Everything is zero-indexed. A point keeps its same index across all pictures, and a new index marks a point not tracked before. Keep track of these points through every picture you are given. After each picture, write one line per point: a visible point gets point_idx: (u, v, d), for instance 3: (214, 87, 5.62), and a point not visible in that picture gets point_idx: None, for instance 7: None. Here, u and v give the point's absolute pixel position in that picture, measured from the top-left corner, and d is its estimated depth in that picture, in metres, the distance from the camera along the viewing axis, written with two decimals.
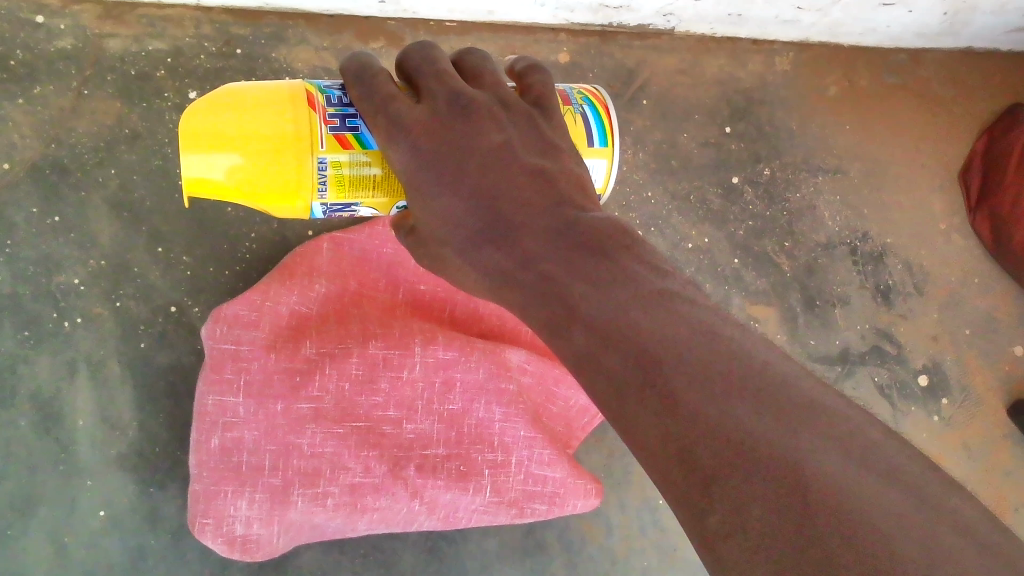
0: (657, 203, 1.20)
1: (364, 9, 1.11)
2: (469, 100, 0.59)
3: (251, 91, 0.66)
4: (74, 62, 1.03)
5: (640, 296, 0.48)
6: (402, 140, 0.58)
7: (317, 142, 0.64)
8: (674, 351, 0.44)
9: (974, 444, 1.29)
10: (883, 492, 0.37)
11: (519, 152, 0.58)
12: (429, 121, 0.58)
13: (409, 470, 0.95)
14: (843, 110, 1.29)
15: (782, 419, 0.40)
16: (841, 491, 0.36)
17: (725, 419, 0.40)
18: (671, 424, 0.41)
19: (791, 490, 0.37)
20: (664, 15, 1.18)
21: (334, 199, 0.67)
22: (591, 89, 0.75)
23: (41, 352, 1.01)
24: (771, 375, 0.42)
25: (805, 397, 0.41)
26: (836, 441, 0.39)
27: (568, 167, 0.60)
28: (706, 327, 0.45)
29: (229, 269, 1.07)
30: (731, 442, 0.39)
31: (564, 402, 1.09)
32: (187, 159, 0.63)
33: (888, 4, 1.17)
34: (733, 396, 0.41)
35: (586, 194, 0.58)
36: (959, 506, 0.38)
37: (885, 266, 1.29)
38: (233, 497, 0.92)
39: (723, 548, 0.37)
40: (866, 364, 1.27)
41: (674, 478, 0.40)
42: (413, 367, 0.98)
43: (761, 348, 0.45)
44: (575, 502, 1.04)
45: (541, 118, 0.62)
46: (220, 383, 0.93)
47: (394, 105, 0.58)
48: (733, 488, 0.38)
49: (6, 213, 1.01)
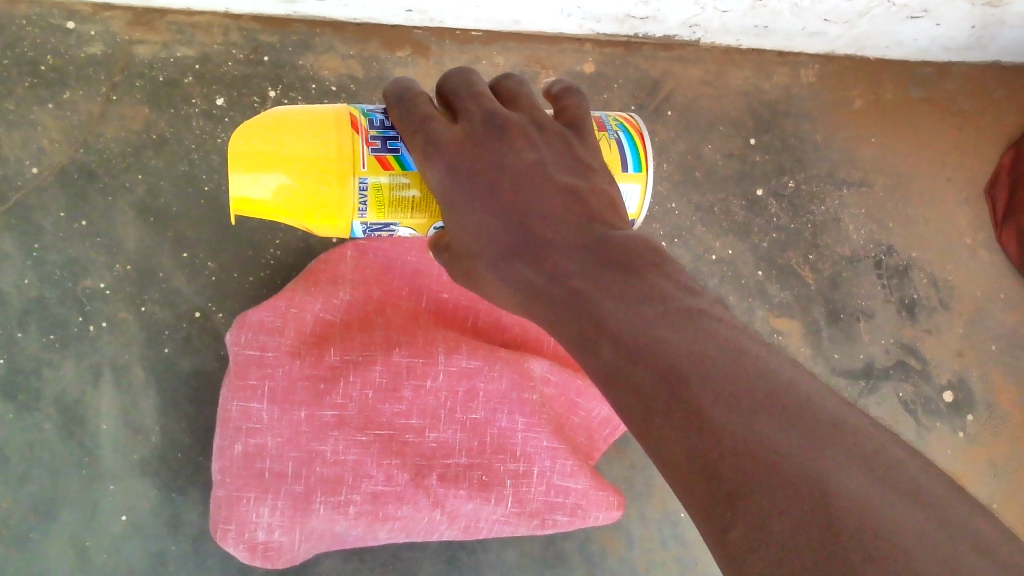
0: (681, 214, 1.19)
1: (391, 17, 1.12)
2: (504, 121, 0.59)
3: (300, 115, 0.67)
4: (104, 68, 1.04)
5: (668, 316, 0.46)
6: (438, 158, 0.58)
7: (358, 164, 0.65)
8: (696, 366, 0.43)
9: (999, 461, 1.27)
10: (906, 510, 0.35)
11: (551, 170, 0.58)
12: (464, 140, 0.58)
13: (431, 478, 0.95)
14: (869, 123, 1.29)
15: (812, 440, 0.38)
16: (867, 507, 0.35)
17: (753, 440, 0.39)
18: (696, 443, 0.40)
19: (817, 509, 0.35)
20: (690, 26, 1.18)
21: (374, 218, 0.67)
22: (627, 117, 0.76)
23: (66, 355, 1.01)
24: (797, 397, 0.41)
25: (831, 416, 0.39)
26: (860, 462, 0.37)
27: (599, 186, 0.59)
28: (737, 349, 0.44)
29: (253, 274, 1.07)
30: (757, 461, 0.38)
31: (586, 413, 1.09)
32: (237, 178, 0.65)
33: (916, 17, 1.17)
34: (760, 418, 0.39)
35: (616, 214, 0.58)
36: (982, 527, 0.35)
37: (910, 280, 1.28)
38: (255, 503, 0.92)
39: (748, 566, 0.36)
40: (890, 379, 1.25)
41: (703, 499, 0.39)
42: (436, 375, 0.97)
43: (789, 368, 0.43)
44: (597, 514, 1.03)
45: (575, 141, 0.62)
46: (244, 390, 0.93)
47: (432, 125, 0.59)
48: (756, 506, 0.37)
49: (34, 217, 1.01)
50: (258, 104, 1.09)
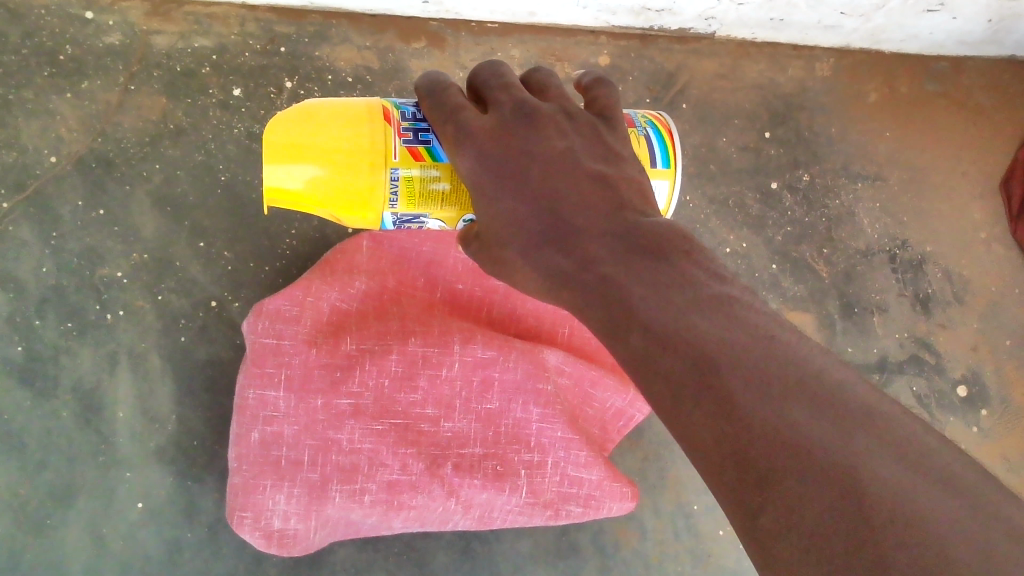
0: (696, 207, 1.20)
1: (407, 9, 1.13)
2: (533, 109, 0.60)
3: (333, 108, 0.68)
4: (121, 58, 1.05)
5: (698, 302, 0.46)
6: (469, 147, 0.58)
7: (390, 155, 0.65)
8: (721, 347, 0.43)
9: (1013, 455, 1.26)
10: (938, 494, 0.35)
11: (580, 157, 0.59)
12: (493, 129, 0.58)
13: (446, 468, 0.95)
14: (883, 117, 1.28)
15: (840, 423, 0.38)
16: (898, 490, 0.35)
17: (779, 420, 0.39)
18: (726, 424, 0.40)
19: (847, 491, 0.36)
20: (705, 19, 1.18)
21: (405, 210, 0.67)
22: (655, 114, 0.76)
23: (84, 343, 1.02)
24: (827, 380, 0.41)
25: (862, 403, 0.39)
26: (891, 446, 0.37)
27: (629, 175, 0.59)
28: (766, 335, 0.43)
29: (269, 263, 1.08)
30: (787, 444, 0.38)
31: (600, 404, 1.08)
32: (270, 168, 0.65)
33: (933, 10, 1.16)
34: (789, 400, 0.40)
35: (646, 201, 0.58)
36: (1015, 514, 0.35)
37: (924, 274, 1.27)
38: (272, 490, 0.92)
39: (777, 547, 0.36)
40: (904, 373, 1.25)
41: (732, 482, 0.39)
42: (452, 365, 0.97)
43: (819, 356, 0.43)
44: (610, 505, 1.03)
45: (604, 128, 0.62)
46: (261, 378, 0.93)
47: (462, 114, 0.59)
48: (786, 488, 0.37)
49: (52, 206, 1.02)
50: (274, 95, 1.09)
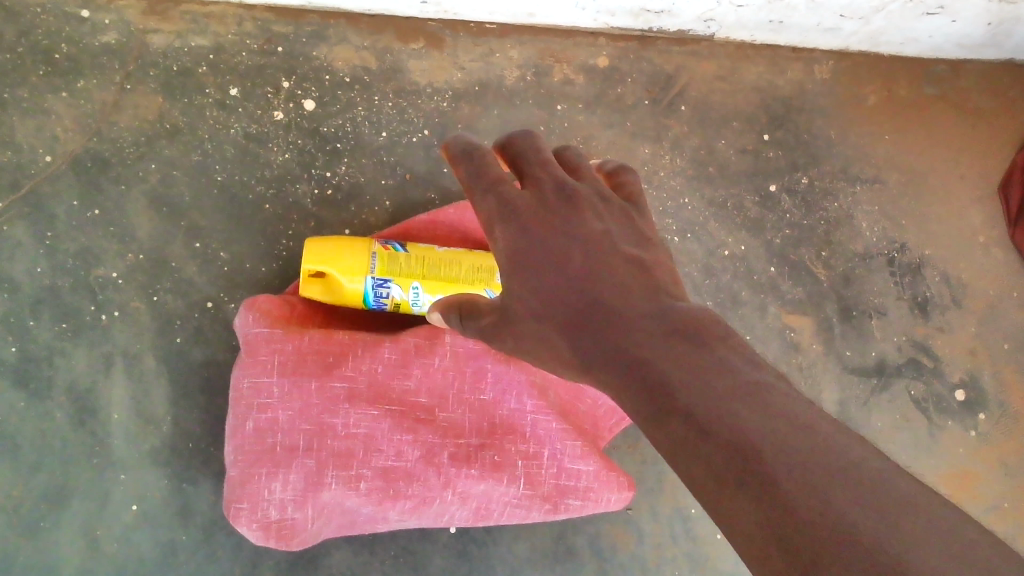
0: (694, 209, 1.20)
1: (405, 9, 1.12)
2: (572, 190, 0.61)
3: None
4: (117, 57, 1.06)
5: (725, 373, 0.45)
6: (508, 222, 0.59)
7: None
8: (749, 419, 0.41)
9: (1012, 460, 1.24)
10: (969, 560, 0.33)
11: (617, 241, 0.59)
12: (533, 208, 0.59)
13: (442, 457, 0.94)
14: (882, 119, 1.28)
15: (865, 485, 0.37)
16: (927, 552, 0.33)
17: (802, 478, 0.37)
18: (747, 483, 0.39)
19: (874, 551, 0.34)
20: (704, 21, 1.18)
21: None
22: None
23: (79, 343, 1.01)
24: (850, 447, 0.39)
25: (885, 472, 0.38)
26: (918, 509, 0.36)
27: (662, 260, 0.59)
28: (790, 406, 0.42)
29: (266, 264, 1.06)
30: (809, 502, 0.36)
31: (593, 402, 1.07)
32: None
33: (932, 13, 1.16)
34: (835, 485, 0.37)
35: (681, 285, 0.57)
36: None
37: (923, 278, 1.26)
38: (267, 479, 0.89)
39: None
40: (902, 376, 1.23)
41: (753, 540, 0.37)
42: (446, 354, 0.97)
43: (841, 428, 0.41)
44: (609, 496, 1.02)
45: (637, 215, 0.63)
46: (255, 365, 0.92)
47: (501, 188, 0.61)
48: (809, 544, 0.35)
49: (47, 205, 1.02)
50: (271, 95, 1.09)
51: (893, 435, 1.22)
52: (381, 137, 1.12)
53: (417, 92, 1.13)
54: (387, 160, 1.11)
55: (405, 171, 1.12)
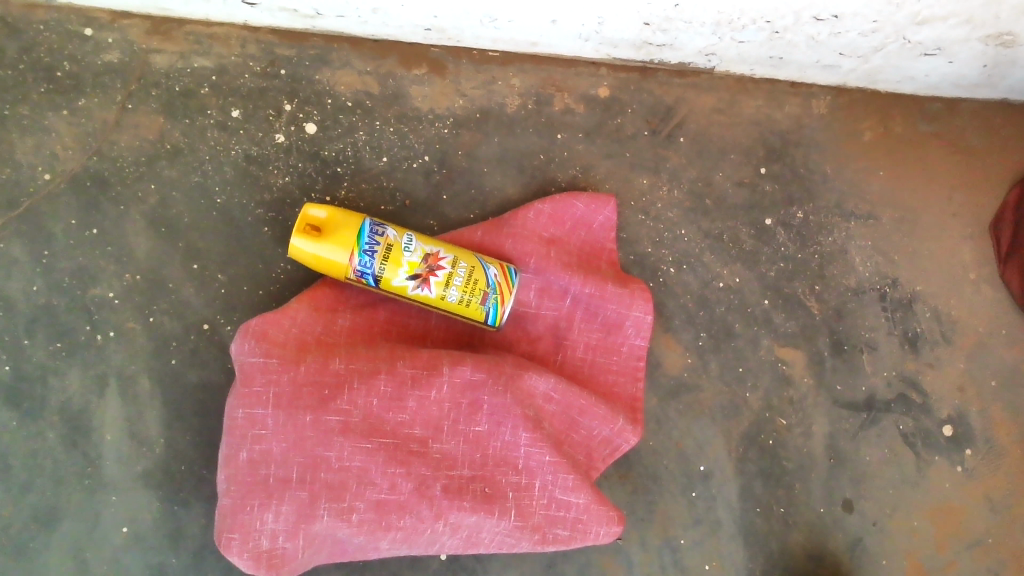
0: (690, 241, 1.21)
1: (409, 35, 1.12)
2: None
3: None
4: (119, 76, 1.06)
5: None
6: None
7: None
8: None
9: (997, 496, 1.25)
10: None
11: None
12: None
13: (435, 490, 0.95)
14: (878, 156, 1.29)
15: None
16: None
17: None
18: None
19: None
20: (705, 55, 1.19)
21: None
22: None
23: (74, 363, 1.01)
24: None
25: None
26: None
27: None
28: None
29: (263, 288, 1.06)
30: None
31: (587, 432, 1.08)
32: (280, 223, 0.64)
33: (930, 54, 1.17)
34: None
35: None
36: None
37: (913, 313, 1.27)
38: (259, 510, 0.90)
39: None
40: (891, 412, 1.24)
41: None
42: (441, 387, 0.97)
43: None
44: (597, 530, 1.05)
45: None
46: (250, 397, 0.92)
47: None
48: None
49: (45, 224, 1.02)
50: (273, 118, 1.09)
51: (881, 469, 1.23)
52: (382, 162, 1.12)
53: (419, 119, 1.14)
54: (387, 185, 1.11)
55: (404, 197, 1.12)
